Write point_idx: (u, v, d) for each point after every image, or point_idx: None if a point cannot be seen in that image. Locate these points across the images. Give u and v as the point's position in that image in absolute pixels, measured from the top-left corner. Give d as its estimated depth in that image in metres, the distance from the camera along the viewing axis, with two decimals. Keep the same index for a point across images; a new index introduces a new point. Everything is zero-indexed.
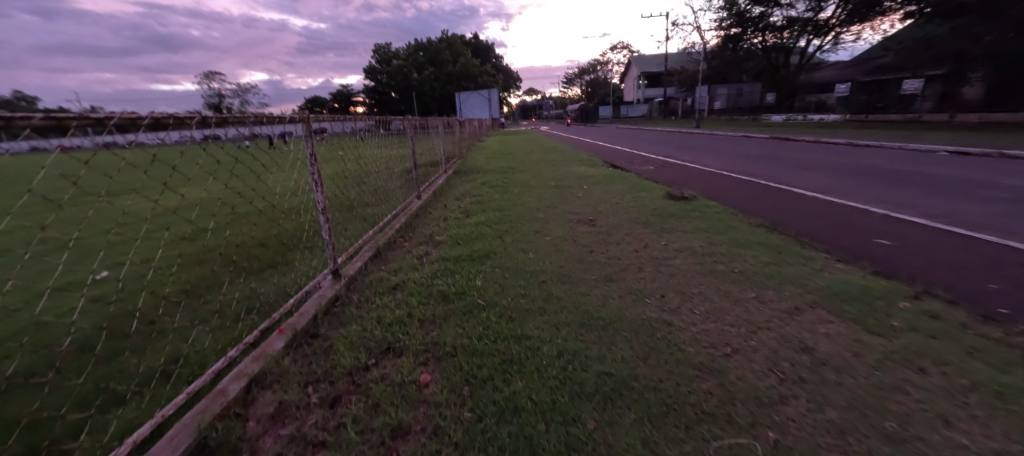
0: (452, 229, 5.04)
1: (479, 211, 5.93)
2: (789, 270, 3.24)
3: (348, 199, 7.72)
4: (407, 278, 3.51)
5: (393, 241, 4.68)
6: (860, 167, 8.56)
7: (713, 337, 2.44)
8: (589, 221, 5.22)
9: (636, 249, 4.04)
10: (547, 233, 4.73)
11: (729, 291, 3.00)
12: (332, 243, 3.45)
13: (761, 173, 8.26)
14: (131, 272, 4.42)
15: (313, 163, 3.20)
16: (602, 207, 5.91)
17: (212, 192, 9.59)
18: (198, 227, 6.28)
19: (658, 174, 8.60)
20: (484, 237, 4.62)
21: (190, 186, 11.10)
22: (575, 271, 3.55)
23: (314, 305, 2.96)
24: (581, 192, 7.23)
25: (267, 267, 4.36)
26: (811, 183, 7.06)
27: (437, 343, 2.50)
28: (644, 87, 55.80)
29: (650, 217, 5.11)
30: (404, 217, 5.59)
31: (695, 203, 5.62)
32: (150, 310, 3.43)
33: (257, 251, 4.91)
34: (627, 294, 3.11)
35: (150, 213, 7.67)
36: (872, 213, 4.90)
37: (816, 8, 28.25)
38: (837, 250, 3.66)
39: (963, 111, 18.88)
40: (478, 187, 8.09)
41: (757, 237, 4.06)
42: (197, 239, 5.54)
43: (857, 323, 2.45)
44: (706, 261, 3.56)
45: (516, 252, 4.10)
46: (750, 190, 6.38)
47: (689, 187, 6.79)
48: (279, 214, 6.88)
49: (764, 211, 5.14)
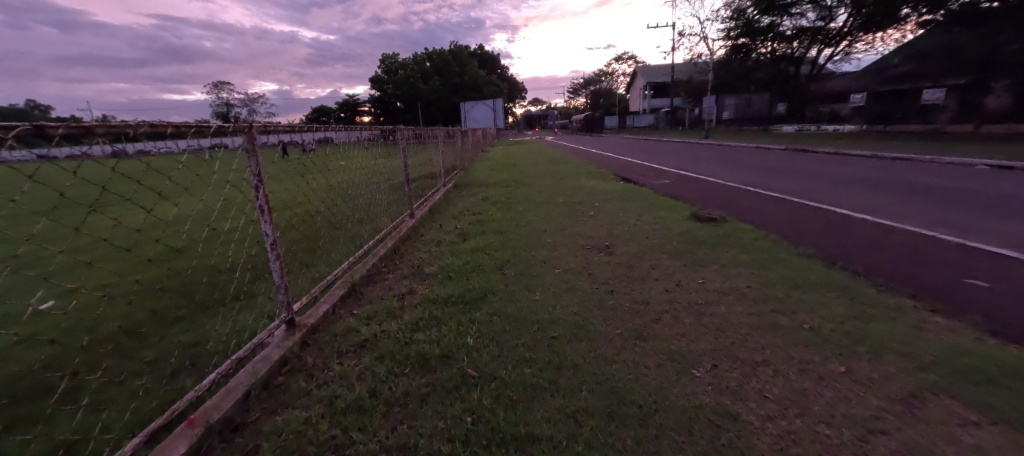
0: (444, 258, 4.30)
1: (478, 234, 5.23)
2: (877, 329, 2.46)
3: (337, 216, 7.06)
4: (379, 330, 2.77)
5: (374, 272, 3.95)
6: (898, 183, 7.79)
7: (804, 445, 1.68)
8: (604, 247, 4.50)
9: (666, 289, 3.30)
10: (556, 264, 4.00)
11: (804, 359, 2.24)
12: (286, 283, 2.72)
13: (790, 188, 7.49)
14: (70, 302, 3.75)
15: (259, 187, 2.48)
16: (618, 229, 5.20)
17: (205, 203, 9.10)
18: (169, 245, 5.63)
19: (675, 190, 7.88)
20: (482, 269, 3.88)
21: (186, 196, 10.67)
22: (596, 324, 2.79)
23: (248, 375, 2.21)
24: (592, 209, 6.52)
25: (225, 299, 3.65)
26: (852, 201, 6.28)
27: (404, 447, 1.75)
28: (651, 98, 55.43)
29: (677, 244, 4.38)
30: (391, 240, 4.88)
31: (726, 225, 4.88)
32: (62, 358, 2.73)
33: (222, 277, 4.22)
34: (666, 358, 2.35)
35: (127, 228, 7.07)
36: (942, 242, 4.13)
37: (827, 18, 27.72)
38: (929, 298, 2.90)
39: (988, 122, 17.86)
40: (478, 203, 7.40)
41: (816, 276, 3.31)
42: (162, 260, 4.88)
43: (1019, 429, 1.68)
44: (761, 310, 2.80)
45: (520, 291, 3.36)
46: (786, 210, 5.62)
47: (715, 207, 6.04)
48: (261, 231, 6.25)
49: (812, 236, 4.38)
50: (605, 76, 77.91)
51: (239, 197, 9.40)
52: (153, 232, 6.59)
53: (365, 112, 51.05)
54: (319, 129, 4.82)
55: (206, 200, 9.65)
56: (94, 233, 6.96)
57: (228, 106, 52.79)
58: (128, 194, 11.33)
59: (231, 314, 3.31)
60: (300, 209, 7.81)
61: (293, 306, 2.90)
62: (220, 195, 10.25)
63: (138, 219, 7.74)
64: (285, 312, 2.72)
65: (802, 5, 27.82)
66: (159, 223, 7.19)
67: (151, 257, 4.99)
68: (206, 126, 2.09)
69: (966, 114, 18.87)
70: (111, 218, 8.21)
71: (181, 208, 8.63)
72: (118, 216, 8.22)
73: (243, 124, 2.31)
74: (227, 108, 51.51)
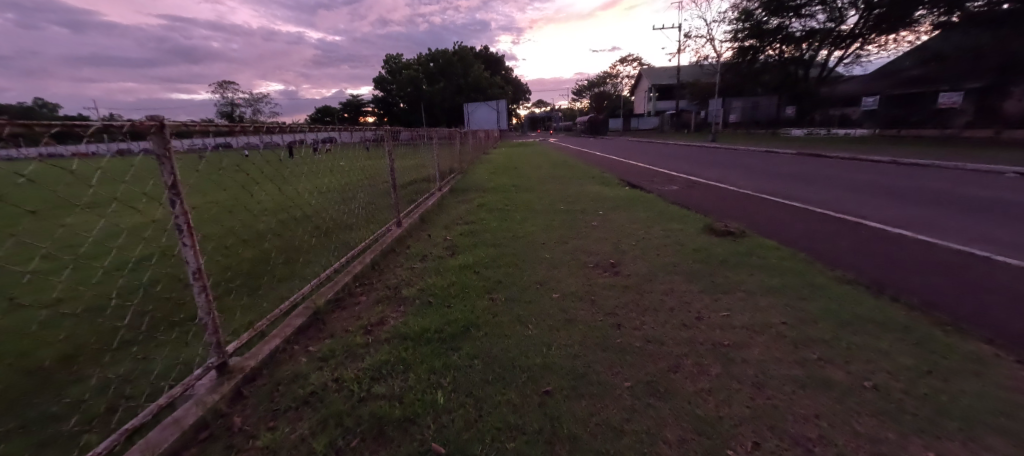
0: (429, 277, 3.79)
1: (469, 247, 4.71)
2: (963, 393, 1.92)
3: (323, 222, 6.58)
4: (331, 378, 2.24)
5: (344, 294, 3.44)
6: (925, 192, 7.25)
7: None
8: (610, 265, 3.97)
9: (685, 324, 2.77)
10: (554, 288, 3.46)
11: (877, 438, 1.70)
12: (217, 320, 2.19)
13: (810, 197, 6.95)
14: (0, 319, 3.30)
15: (176, 203, 1.95)
16: (625, 243, 4.67)
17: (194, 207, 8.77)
18: (135, 253, 5.18)
19: (686, 197, 7.33)
20: (468, 293, 3.35)
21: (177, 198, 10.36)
22: (601, 374, 2.25)
23: (145, 449, 1.69)
24: (596, 219, 5.99)
25: (170, 320, 3.15)
26: (884, 213, 5.70)
27: None
28: (656, 100, 54.83)
29: (693, 263, 3.84)
30: (371, 254, 4.36)
31: (748, 241, 4.34)
32: None
33: (178, 292, 3.74)
34: (691, 429, 1.82)
35: (101, 232, 6.66)
36: (1004, 266, 3.56)
37: (838, 19, 27.09)
38: (1014, 345, 2.35)
39: (1010, 128, 17.07)
40: (473, 209, 6.89)
41: (865, 312, 2.76)
42: (123, 270, 4.45)
43: None
44: (806, 359, 2.26)
45: (511, 324, 2.83)
46: (812, 223, 5.07)
47: (730, 217, 5.51)
48: (240, 240, 5.82)
49: (848, 256, 3.84)
50: (611, 78, 77.21)
51: (225, 201, 8.95)
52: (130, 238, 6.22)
53: (368, 112, 50.98)
54: (297, 129, 4.34)
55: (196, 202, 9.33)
56: (66, 237, 6.54)
57: (233, 105, 52.97)
58: (120, 195, 11.07)
59: (173, 340, 2.82)
60: (286, 214, 7.40)
61: (231, 345, 2.37)
62: (211, 198, 9.93)
63: (119, 222, 7.40)
64: (215, 355, 2.20)
65: (812, 6, 27.22)
66: (139, 227, 6.82)
67: (113, 265, 4.55)
68: (83, 127, 1.56)
69: (984, 118, 18.16)
70: (94, 221, 7.89)
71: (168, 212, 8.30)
72: (97, 219, 7.82)
73: (146, 122, 1.79)
74: (232, 109, 51.59)
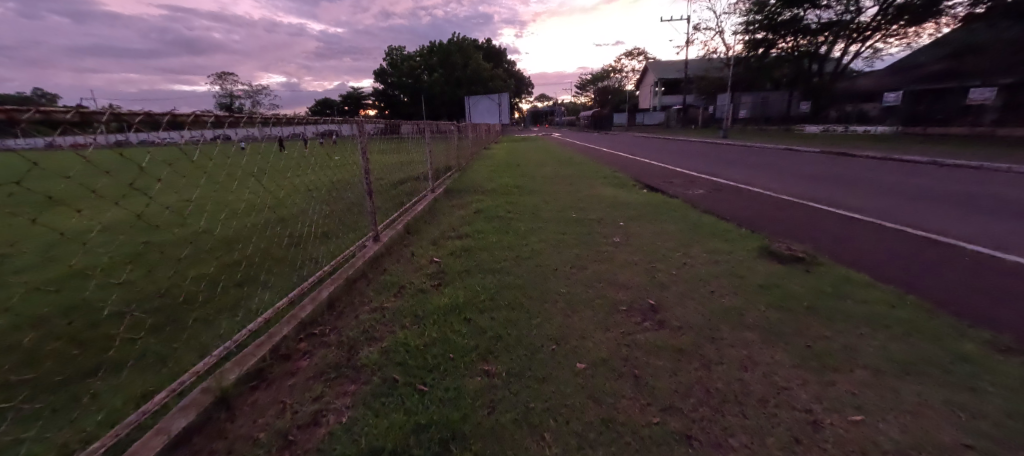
0: (399, 328, 2.71)
1: (460, 276, 3.62)
2: None
3: (292, 229, 5.57)
4: None
5: (275, 359, 2.39)
6: (1002, 201, 6.09)
7: None
8: (648, 309, 2.92)
9: (797, 440, 1.71)
10: (577, 352, 2.40)
11: None
12: None
13: (867, 207, 5.86)
14: None
15: None
16: (660, 271, 3.63)
17: (164, 207, 7.91)
18: (56, 271, 4.25)
19: (719, 204, 6.27)
20: (452, 364, 2.27)
21: (155, 195, 9.52)
22: None
23: None
24: (617, 233, 4.93)
25: (22, 388, 2.17)
26: (975, 232, 4.58)
27: None
28: (661, 94, 53.53)
29: (767, 309, 2.79)
30: (330, 284, 3.29)
31: (830, 275, 3.28)
32: None
33: (70, 335, 2.79)
34: None
35: (44, 240, 5.79)
36: None
37: (855, 10, 25.73)
38: None
39: None
40: (468, 218, 5.85)
41: None
42: (27, 296, 3.53)
43: None
44: None
45: (518, 436, 1.76)
46: (895, 245, 4.01)
47: (786, 235, 4.47)
48: (191, 249, 4.87)
49: (981, 305, 2.78)
50: (614, 72, 75.60)
51: (199, 201, 8.07)
52: (74, 247, 5.35)
53: (368, 105, 50.28)
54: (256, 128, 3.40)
55: (169, 201, 8.45)
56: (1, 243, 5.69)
57: (233, 97, 52.38)
58: (94, 189, 10.29)
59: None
60: (256, 217, 6.44)
61: None
62: (189, 195, 9.07)
63: (73, 226, 6.56)
64: None
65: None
66: (89, 234, 5.93)
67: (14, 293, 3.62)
68: None
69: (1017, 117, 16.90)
70: (52, 223, 7.08)
71: (133, 212, 7.43)
72: (53, 222, 7.00)
73: None
74: (232, 100, 50.88)
